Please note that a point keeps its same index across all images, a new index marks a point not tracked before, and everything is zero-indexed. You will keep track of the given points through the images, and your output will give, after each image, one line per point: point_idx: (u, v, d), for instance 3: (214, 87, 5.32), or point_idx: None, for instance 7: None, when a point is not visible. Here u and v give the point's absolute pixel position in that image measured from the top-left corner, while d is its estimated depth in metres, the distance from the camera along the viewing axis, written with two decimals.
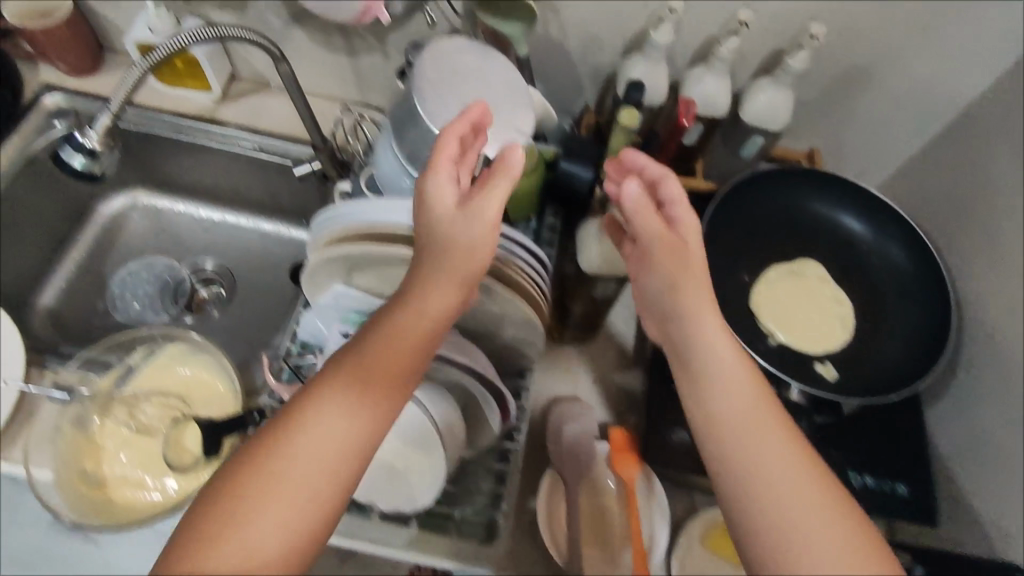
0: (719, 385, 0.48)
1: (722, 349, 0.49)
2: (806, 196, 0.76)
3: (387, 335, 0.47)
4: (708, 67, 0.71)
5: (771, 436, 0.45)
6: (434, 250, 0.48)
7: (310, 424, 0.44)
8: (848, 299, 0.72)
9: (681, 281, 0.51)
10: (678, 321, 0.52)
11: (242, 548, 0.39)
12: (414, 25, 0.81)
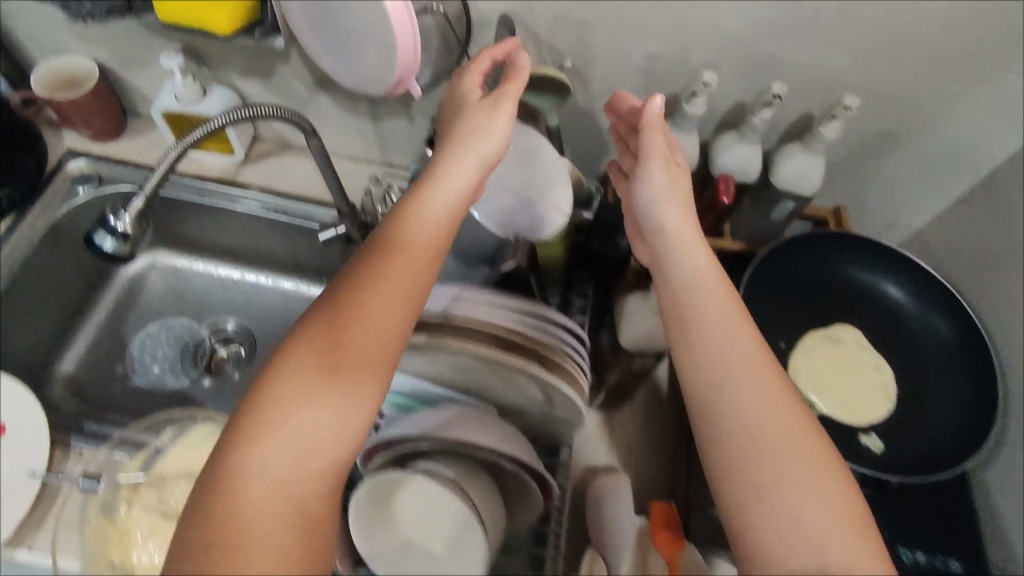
0: (714, 340, 0.51)
1: (715, 304, 0.53)
2: (840, 261, 0.75)
3: (407, 230, 0.53)
4: (742, 136, 0.71)
5: (758, 388, 0.49)
6: (452, 156, 0.56)
7: (339, 309, 0.49)
8: (888, 366, 0.71)
9: (674, 196, 0.60)
10: (664, 238, 0.59)
11: (278, 416, 0.45)
12: (440, 91, 0.82)
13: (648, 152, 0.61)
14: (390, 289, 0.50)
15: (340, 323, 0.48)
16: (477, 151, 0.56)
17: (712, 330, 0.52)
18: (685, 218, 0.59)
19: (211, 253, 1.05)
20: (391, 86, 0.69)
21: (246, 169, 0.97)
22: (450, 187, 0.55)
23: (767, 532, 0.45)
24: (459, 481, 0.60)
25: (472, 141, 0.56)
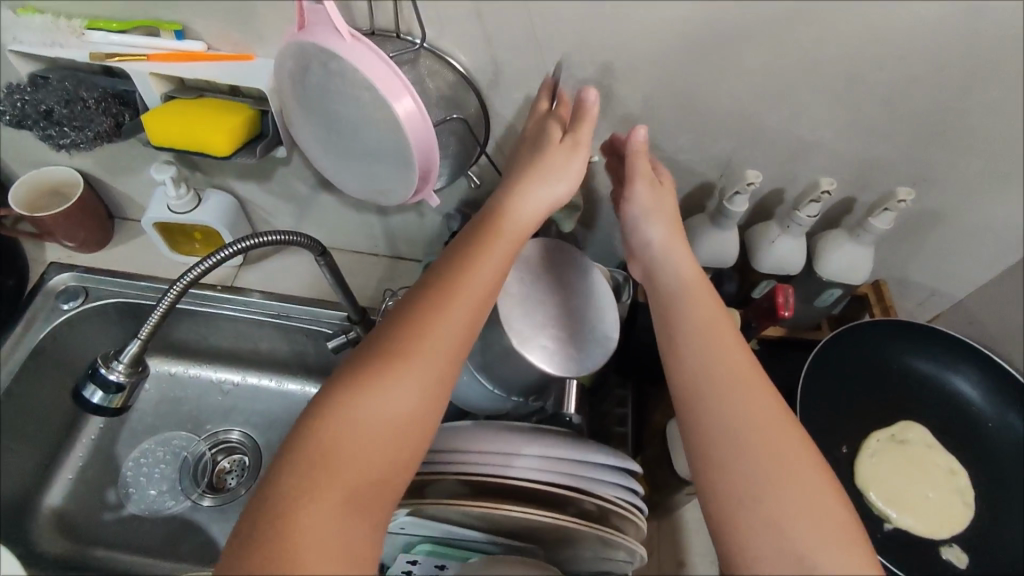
0: (703, 332, 0.52)
1: (704, 303, 0.54)
2: (901, 351, 0.70)
3: (469, 250, 0.53)
4: (785, 229, 0.67)
5: (748, 380, 0.49)
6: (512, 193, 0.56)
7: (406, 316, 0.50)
8: (964, 469, 0.65)
9: (655, 212, 0.59)
10: (654, 258, 0.59)
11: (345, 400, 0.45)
12: (454, 188, 0.77)
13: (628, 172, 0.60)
14: (449, 306, 0.50)
15: (416, 320, 0.49)
16: (552, 175, 0.56)
17: (702, 325, 0.53)
18: (670, 233, 0.59)
19: (208, 356, 0.98)
20: (410, 197, 0.63)
21: (246, 271, 0.91)
22: (508, 217, 0.55)
23: (752, 527, 0.44)
24: None
25: (551, 165, 0.56)
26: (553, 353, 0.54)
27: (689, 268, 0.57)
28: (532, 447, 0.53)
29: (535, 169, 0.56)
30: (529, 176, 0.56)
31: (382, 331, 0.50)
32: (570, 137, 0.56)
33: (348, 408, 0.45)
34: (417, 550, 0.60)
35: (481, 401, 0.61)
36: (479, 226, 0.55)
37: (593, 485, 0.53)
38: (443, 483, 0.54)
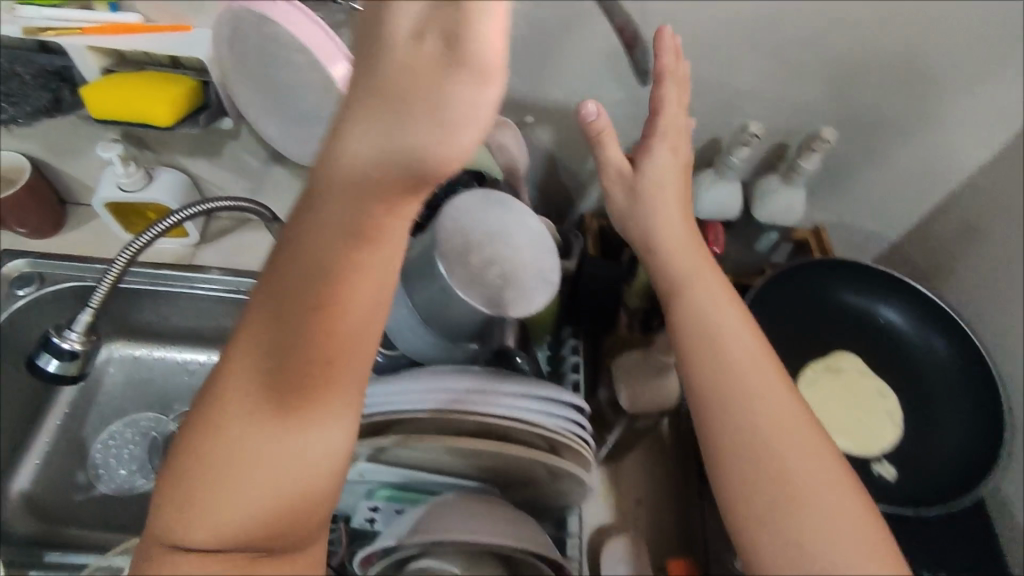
0: (707, 326, 0.50)
1: (709, 293, 0.52)
2: (834, 288, 0.74)
3: (333, 236, 0.30)
4: (720, 174, 0.71)
5: (754, 374, 0.47)
6: (374, 145, 0.27)
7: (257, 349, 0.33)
8: (893, 393, 0.69)
9: (647, 203, 0.57)
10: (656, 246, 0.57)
11: (204, 472, 0.34)
12: None
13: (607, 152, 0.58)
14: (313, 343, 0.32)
15: (277, 359, 0.33)
16: (415, 127, 0.26)
17: (706, 320, 0.51)
18: (670, 222, 0.57)
19: (171, 337, 0.98)
20: None
21: (204, 250, 0.92)
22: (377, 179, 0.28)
23: (776, 544, 0.41)
24: None
25: (407, 96, 0.26)
26: (490, 299, 0.57)
27: (695, 258, 0.55)
28: (478, 383, 0.56)
29: (377, 102, 0.26)
30: (374, 115, 0.27)
31: (247, 358, 0.33)
32: (439, 31, 0.24)
33: (228, 461, 0.33)
34: (378, 496, 0.63)
35: (429, 348, 0.63)
36: (345, 182, 0.28)
37: (542, 415, 0.56)
38: (401, 422, 0.57)
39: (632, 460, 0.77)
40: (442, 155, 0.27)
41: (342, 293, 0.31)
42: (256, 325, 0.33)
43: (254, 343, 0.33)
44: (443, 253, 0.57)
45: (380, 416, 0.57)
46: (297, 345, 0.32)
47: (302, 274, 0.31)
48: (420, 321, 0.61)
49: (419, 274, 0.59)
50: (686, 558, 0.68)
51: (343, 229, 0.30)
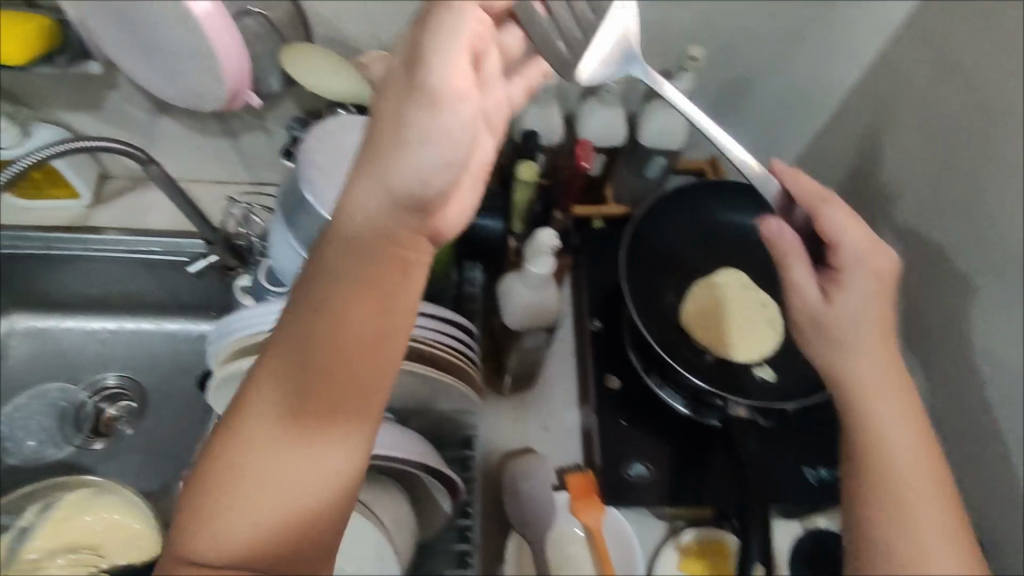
0: (872, 429, 0.42)
1: (887, 397, 0.43)
2: (713, 203, 0.77)
3: (349, 269, 0.38)
4: (601, 99, 0.72)
5: (930, 507, 0.38)
6: (378, 171, 0.38)
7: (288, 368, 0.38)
8: (773, 301, 0.73)
9: (830, 314, 0.47)
10: (834, 334, 0.47)
11: (225, 483, 0.36)
12: (295, 96, 0.77)
13: (784, 268, 0.51)
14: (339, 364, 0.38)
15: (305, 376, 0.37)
16: (402, 154, 0.38)
17: (882, 429, 0.41)
18: (858, 322, 0.47)
19: (76, 304, 0.96)
20: (228, 94, 0.64)
21: (98, 210, 0.89)
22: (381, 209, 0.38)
23: None
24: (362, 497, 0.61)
25: (395, 123, 0.38)
26: None
27: (886, 356, 0.45)
28: None
29: (377, 143, 0.38)
30: (373, 159, 0.38)
31: (274, 376, 0.38)
32: (409, 61, 0.37)
33: (246, 472, 0.36)
34: None
35: None
36: (365, 226, 0.39)
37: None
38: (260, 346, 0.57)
39: (539, 387, 0.80)
40: (428, 180, 0.39)
41: (350, 306, 0.38)
42: (284, 345, 0.38)
43: (274, 362, 0.38)
44: (304, 170, 0.56)
45: (236, 337, 0.56)
46: (307, 358, 0.38)
47: (318, 295, 0.38)
48: (297, 249, 0.62)
49: (295, 204, 0.60)
50: (587, 472, 0.72)
51: (355, 249, 0.39)
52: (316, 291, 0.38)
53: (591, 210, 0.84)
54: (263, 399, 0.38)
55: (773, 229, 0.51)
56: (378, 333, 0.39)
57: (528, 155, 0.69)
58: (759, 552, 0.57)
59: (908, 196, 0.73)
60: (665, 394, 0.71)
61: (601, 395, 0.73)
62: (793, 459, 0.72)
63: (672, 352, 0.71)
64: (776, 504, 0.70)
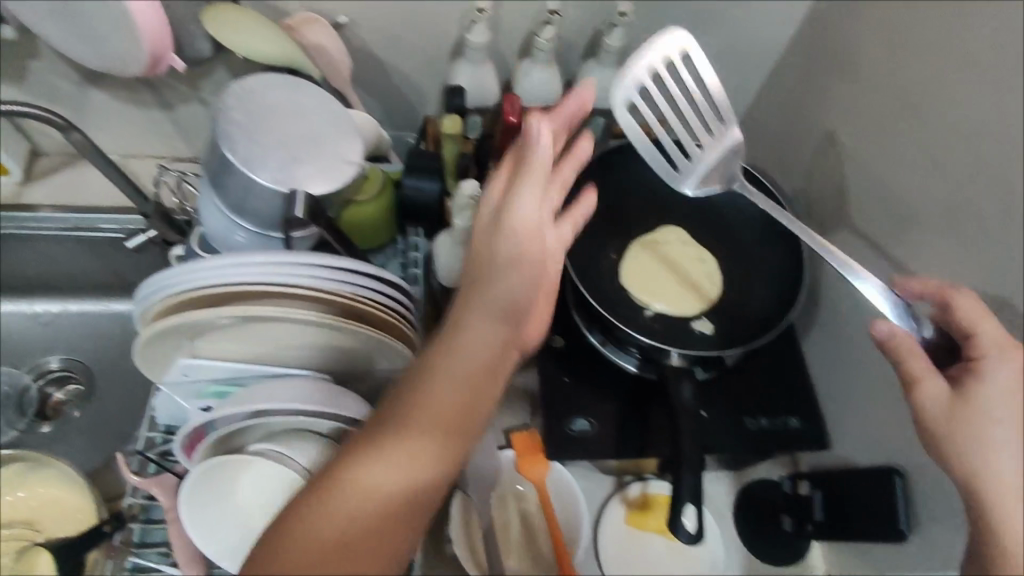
0: (1006, 516, 0.43)
1: (1014, 478, 0.44)
2: (651, 162, 0.80)
3: (459, 340, 0.47)
4: (535, 59, 0.72)
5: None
6: (487, 259, 0.50)
7: (410, 409, 0.45)
8: (709, 255, 0.75)
9: (970, 406, 0.47)
10: (983, 428, 0.46)
11: (336, 494, 0.41)
12: (228, 64, 0.75)
13: (904, 370, 0.50)
14: (439, 404, 0.45)
15: (411, 413, 0.45)
16: (501, 242, 0.49)
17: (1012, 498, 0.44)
18: (1010, 411, 0.46)
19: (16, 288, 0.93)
20: (149, 61, 0.62)
21: (31, 188, 0.87)
22: (496, 282, 0.49)
23: None
24: (297, 458, 0.60)
25: (485, 230, 0.51)
26: (286, 171, 0.56)
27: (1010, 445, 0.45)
28: (256, 254, 0.55)
29: (485, 245, 0.50)
30: (482, 254, 0.50)
31: (397, 413, 0.45)
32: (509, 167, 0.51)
33: (351, 485, 0.41)
34: (207, 394, 0.64)
35: (241, 241, 0.63)
36: (485, 298, 0.48)
37: (321, 283, 0.57)
38: (183, 305, 0.57)
39: None
40: (523, 268, 0.49)
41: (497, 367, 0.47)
42: (409, 392, 0.46)
43: (442, 394, 0.45)
44: (226, 129, 0.56)
45: (165, 296, 0.56)
46: (471, 399, 0.46)
47: (477, 345, 0.47)
48: (225, 213, 0.61)
49: (217, 168, 0.58)
50: (531, 430, 0.72)
51: (490, 307, 0.48)
52: (465, 337, 0.47)
53: None
54: (385, 427, 0.44)
55: (883, 331, 0.50)
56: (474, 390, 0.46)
57: (455, 111, 0.69)
58: (687, 493, 0.57)
59: (836, 149, 0.75)
60: (606, 350, 0.72)
61: (545, 354, 0.74)
62: (735, 411, 0.73)
63: (611, 307, 0.72)
64: (712, 454, 0.70)
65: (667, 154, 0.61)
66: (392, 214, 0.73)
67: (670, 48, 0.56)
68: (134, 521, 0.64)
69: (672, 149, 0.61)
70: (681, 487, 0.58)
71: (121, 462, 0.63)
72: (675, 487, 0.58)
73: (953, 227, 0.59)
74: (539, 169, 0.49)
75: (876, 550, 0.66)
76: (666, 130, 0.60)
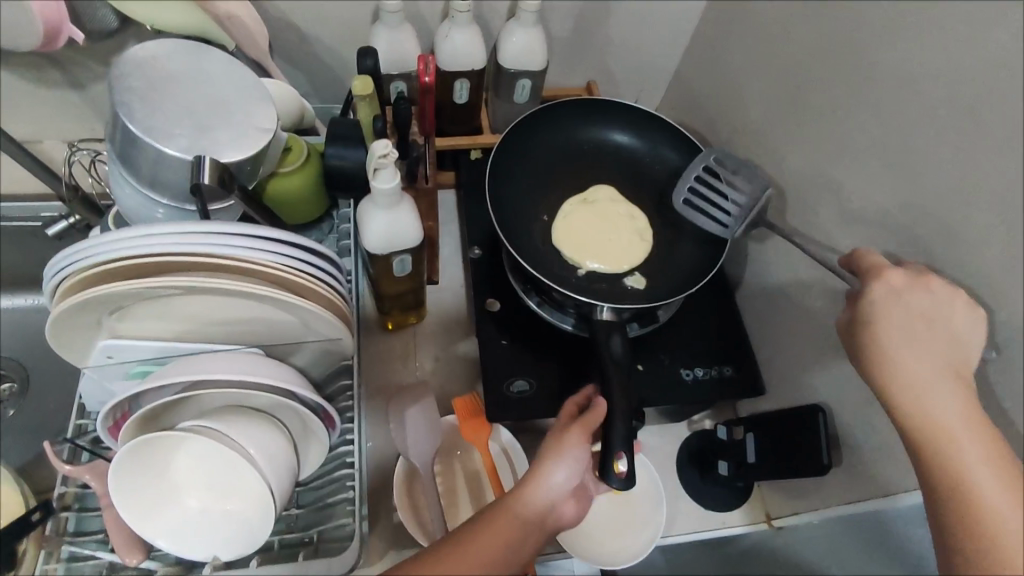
0: (914, 408, 0.47)
1: (921, 369, 0.48)
2: (574, 125, 0.83)
3: (514, 493, 0.53)
4: (453, 21, 0.71)
5: (976, 450, 0.44)
6: (551, 450, 0.56)
7: (474, 534, 0.50)
8: (639, 213, 0.77)
9: (872, 333, 0.52)
10: (886, 335, 0.51)
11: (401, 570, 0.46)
12: (139, 37, 0.73)
13: (842, 318, 0.56)
14: (491, 544, 0.49)
15: (467, 540, 0.49)
16: (548, 444, 0.57)
17: (920, 401, 0.47)
18: (904, 312, 0.51)
19: None
20: (45, 32, 0.60)
21: None
22: (553, 463, 0.55)
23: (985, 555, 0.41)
24: (227, 431, 0.58)
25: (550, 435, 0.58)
26: (196, 139, 0.55)
27: (916, 347, 0.49)
28: (162, 225, 0.51)
29: (549, 443, 0.57)
30: (547, 448, 0.56)
31: (459, 534, 0.50)
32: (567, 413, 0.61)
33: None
34: (135, 374, 0.61)
35: (158, 217, 0.60)
36: (543, 459, 0.55)
37: (236, 250, 0.53)
38: (94, 282, 0.53)
39: (426, 324, 0.83)
40: (564, 463, 0.55)
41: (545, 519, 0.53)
42: (475, 524, 0.51)
43: (508, 523, 0.51)
44: (125, 98, 0.54)
45: (71, 272, 0.53)
46: (527, 535, 0.51)
47: (543, 489, 0.53)
48: (135, 187, 0.58)
49: (122, 145, 0.55)
50: (472, 395, 0.73)
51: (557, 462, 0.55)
52: (539, 482, 0.53)
53: (466, 142, 0.84)
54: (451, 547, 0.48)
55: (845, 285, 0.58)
56: (518, 536, 0.51)
57: (369, 73, 0.65)
58: (618, 442, 0.58)
59: (756, 101, 0.77)
60: (543, 311, 0.73)
61: (484, 318, 0.75)
62: (672, 362, 0.75)
63: (544, 271, 0.73)
64: (648, 407, 0.71)
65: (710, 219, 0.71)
66: (319, 186, 0.71)
67: (698, 159, 0.72)
68: (67, 511, 0.62)
69: (714, 219, 0.71)
70: (613, 435, 0.58)
71: (50, 450, 0.61)
72: (608, 436, 0.59)
73: (864, 166, 0.61)
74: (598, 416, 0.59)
75: (813, 486, 0.69)
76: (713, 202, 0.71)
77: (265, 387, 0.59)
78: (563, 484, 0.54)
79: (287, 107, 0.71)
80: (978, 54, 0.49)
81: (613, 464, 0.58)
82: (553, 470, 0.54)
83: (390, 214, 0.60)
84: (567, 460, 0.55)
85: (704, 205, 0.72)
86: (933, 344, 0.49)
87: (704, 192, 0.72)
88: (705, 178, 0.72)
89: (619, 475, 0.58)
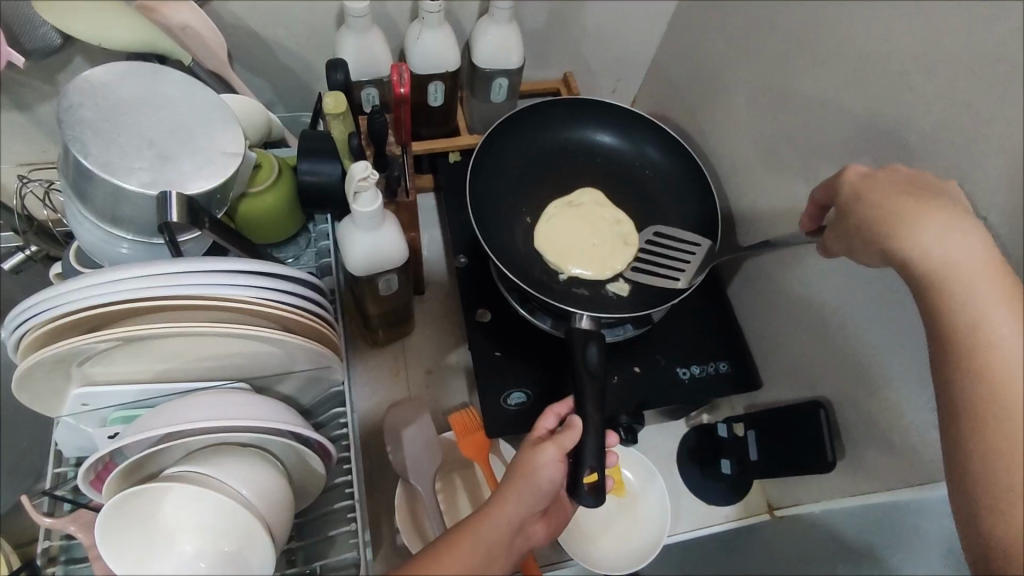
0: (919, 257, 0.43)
1: (913, 214, 0.44)
2: (556, 125, 0.82)
3: (482, 511, 0.51)
4: (423, 22, 0.68)
5: (1001, 313, 0.39)
6: (521, 467, 0.54)
7: (438, 554, 0.47)
8: (626, 220, 0.75)
9: (867, 219, 0.47)
10: (876, 215, 0.47)
11: None
12: (87, 51, 0.67)
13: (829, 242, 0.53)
14: (455, 566, 0.47)
15: (429, 561, 0.47)
16: (519, 459, 0.55)
17: (939, 260, 0.42)
18: (892, 188, 0.47)
19: None
20: None
21: None
22: (523, 481, 0.53)
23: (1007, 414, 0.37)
24: (218, 475, 0.55)
25: (524, 449, 0.56)
26: (164, 172, 0.51)
27: (918, 212, 0.44)
28: (131, 270, 0.48)
29: (521, 459, 0.55)
30: (519, 464, 0.54)
31: (423, 555, 0.47)
32: (544, 427, 0.59)
33: None
34: (117, 420, 0.57)
35: (124, 253, 0.56)
36: (513, 475, 0.53)
37: (206, 288, 0.50)
38: (61, 330, 0.50)
39: (415, 336, 0.81)
40: (533, 480, 0.53)
41: (513, 539, 0.51)
42: (439, 542, 0.49)
43: (473, 543, 0.48)
44: (80, 135, 0.50)
45: (36, 322, 0.49)
46: (492, 560, 0.49)
47: (513, 510, 0.51)
48: (95, 224, 0.54)
49: (76, 179, 0.51)
50: (468, 409, 0.72)
51: (529, 486, 0.53)
52: (506, 502, 0.51)
53: (445, 146, 0.81)
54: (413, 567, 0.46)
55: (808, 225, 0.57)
56: (482, 557, 0.48)
57: (340, 87, 0.63)
58: (590, 460, 0.56)
59: (738, 89, 0.75)
60: (535, 318, 0.71)
61: (476, 330, 0.73)
62: (668, 361, 0.74)
63: (533, 281, 0.71)
64: (647, 410, 0.71)
65: (672, 267, 0.72)
66: (292, 207, 0.67)
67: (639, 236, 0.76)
68: (54, 565, 0.59)
69: (678, 260, 0.73)
70: (584, 449, 0.56)
71: (28, 504, 0.54)
72: (580, 451, 0.57)
73: (856, 160, 0.59)
74: (574, 432, 0.57)
75: (814, 478, 0.69)
76: (663, 262, 0.73)
77: (252, 427, 0.56)
78: (533, 502, 0.53)
79: (254, 122, 0.67)
80: (975, 48, 0.47)
81: (582, 481, 0.56)
82: (523, 490, 0.52)
83: (374, 239, 0.58)
84: (540, 478, 0.53)
85: (656, 259, 0.73)
86: (924, 200, 0.45)
87: (653, 253, 0.74)
88: (655, 241, 0.75)
89: (589, 493, 0.56)
